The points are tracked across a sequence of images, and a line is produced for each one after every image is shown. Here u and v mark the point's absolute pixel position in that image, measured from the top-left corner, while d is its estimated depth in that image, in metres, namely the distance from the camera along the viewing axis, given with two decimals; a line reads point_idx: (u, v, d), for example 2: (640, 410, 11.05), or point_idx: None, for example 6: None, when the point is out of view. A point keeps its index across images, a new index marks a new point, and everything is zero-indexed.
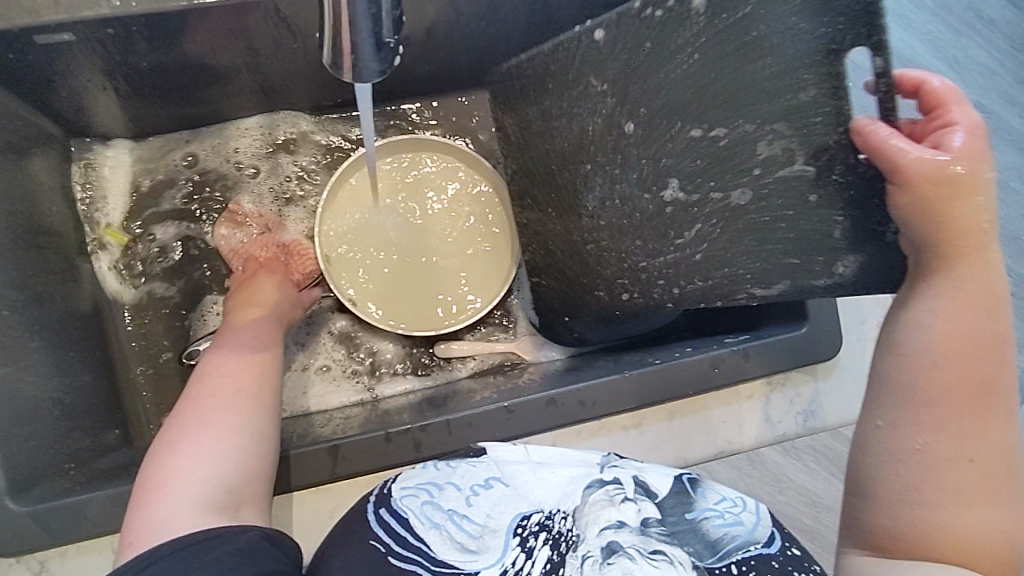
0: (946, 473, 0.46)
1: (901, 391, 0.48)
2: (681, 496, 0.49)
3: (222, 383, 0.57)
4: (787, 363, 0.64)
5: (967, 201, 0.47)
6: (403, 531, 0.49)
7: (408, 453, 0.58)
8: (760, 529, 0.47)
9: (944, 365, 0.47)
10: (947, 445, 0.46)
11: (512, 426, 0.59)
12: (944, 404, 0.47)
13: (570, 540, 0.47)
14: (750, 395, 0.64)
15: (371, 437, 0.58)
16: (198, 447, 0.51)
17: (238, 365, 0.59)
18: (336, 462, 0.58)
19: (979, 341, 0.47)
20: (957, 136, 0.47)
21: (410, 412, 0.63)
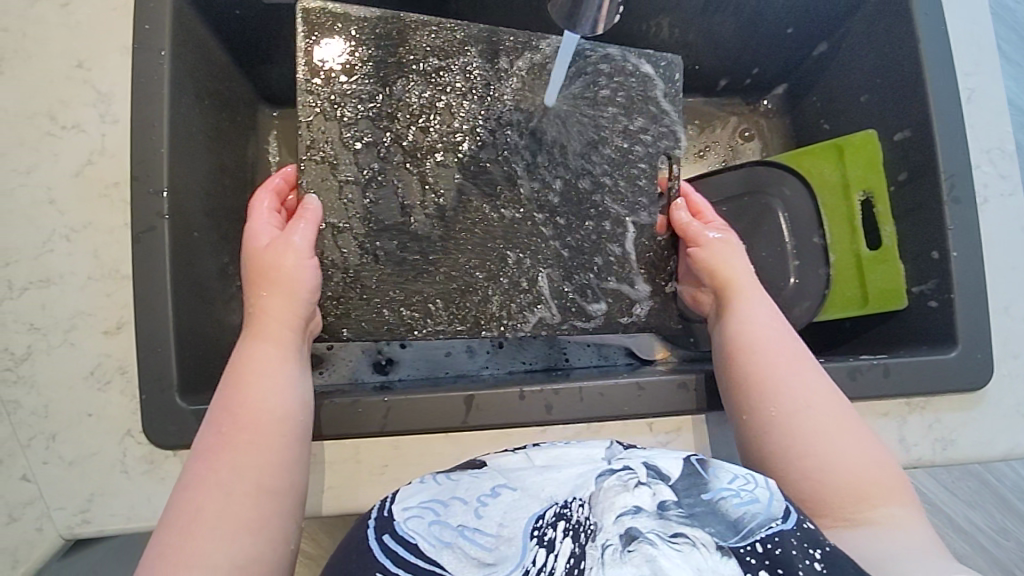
0: (801, 424, 0.55)
1: (746, 386, 0.58)
2: (693, 478, 0.47)
3: (226, 463, 0.52)
4: (930, 387, 0.61)
5: (729, 253, 0.67)
6: (413, 556, 0.45)
7: (538, 413, 0.60)
8: (776, 503, 0.46)
9: (760, 349, 0.59)
10: (789, 404, 0.56)
11: (642, 402, 0.60)
12: (775, 376, 0.58)
13: (589, 530, 0.44)
14: (888, 414, 0.62)
15: (506, 393, 0.60)
16: (201, 553, 0.48)
17: (248, 432, 0.53)
18: (469, 410, 0.59)
19: (772, 330, 0.61)
20: (714, 232, 0.68)
21: (539, 379, 0.64)
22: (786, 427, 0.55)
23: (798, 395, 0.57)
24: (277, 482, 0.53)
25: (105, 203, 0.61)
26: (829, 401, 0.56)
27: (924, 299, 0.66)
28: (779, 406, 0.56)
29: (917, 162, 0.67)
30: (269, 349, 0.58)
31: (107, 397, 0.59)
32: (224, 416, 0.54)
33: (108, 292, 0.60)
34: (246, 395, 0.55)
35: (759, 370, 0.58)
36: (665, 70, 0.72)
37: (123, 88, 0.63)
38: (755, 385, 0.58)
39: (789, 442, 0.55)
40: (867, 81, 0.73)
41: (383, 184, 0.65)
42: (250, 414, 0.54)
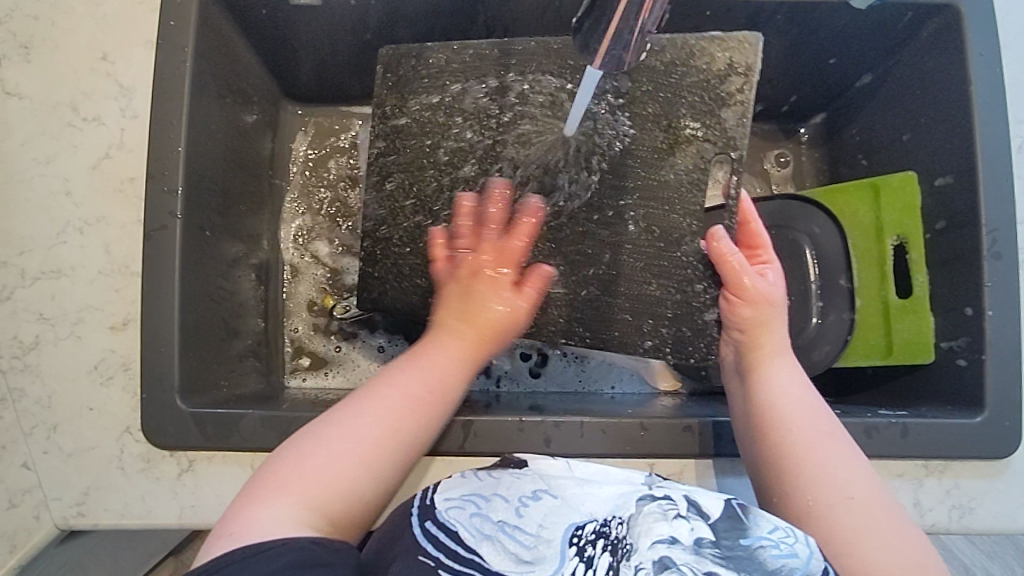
0: (833, 507, 0.51)
1: (775, 473, 0.54)
2: (733, 521, 0.43)
3: (437, 380, 0.57)
4: (951, 452, 0.58)
5: (763, 306, 0.62)
6: (454, 544, 0.47)
7: (536, 445, 0.58)
8: (816, 562, 0.41)
9: (788, 429, 0.56)
10: (827, 494, 0.52)
11: (642, 443, 0.58)
12: (806, 460, 0.54)
13: (625, 548, 0.43)
14: (903, 475, 0.59)
15: (505, 422, 0.58)
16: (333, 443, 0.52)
17: (468, 351, 0.59)
18: (467, 437, 0.58)
19: (800, 408, 0.57)
20: (762, 271, 0.64)
21: (540, 409, 0.63)
22: (823, 507, 0.51)
23: (836, 477, 0.53)
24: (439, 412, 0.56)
25: (120, 198, 0.61)
26: (865, 486, 0.52)
27: (953, 356, 0.63)
28: (811, 482, 0.53)
29: (958, 210, 0.64)
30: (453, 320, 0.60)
31: (109, 392, 0.59)
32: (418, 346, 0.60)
33: (117, 287, 0.60)
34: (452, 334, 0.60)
35: (794, 443, 0.55)
36: (739, 53, 0.62)
37: (145, 83, 0.63)
38: (789, 460, 0.54)
39: (825, 523, 0.50)
40: (911, 119, 0.70)
41: (411, 216, 0.68)
42: (456, 341, 0.59)
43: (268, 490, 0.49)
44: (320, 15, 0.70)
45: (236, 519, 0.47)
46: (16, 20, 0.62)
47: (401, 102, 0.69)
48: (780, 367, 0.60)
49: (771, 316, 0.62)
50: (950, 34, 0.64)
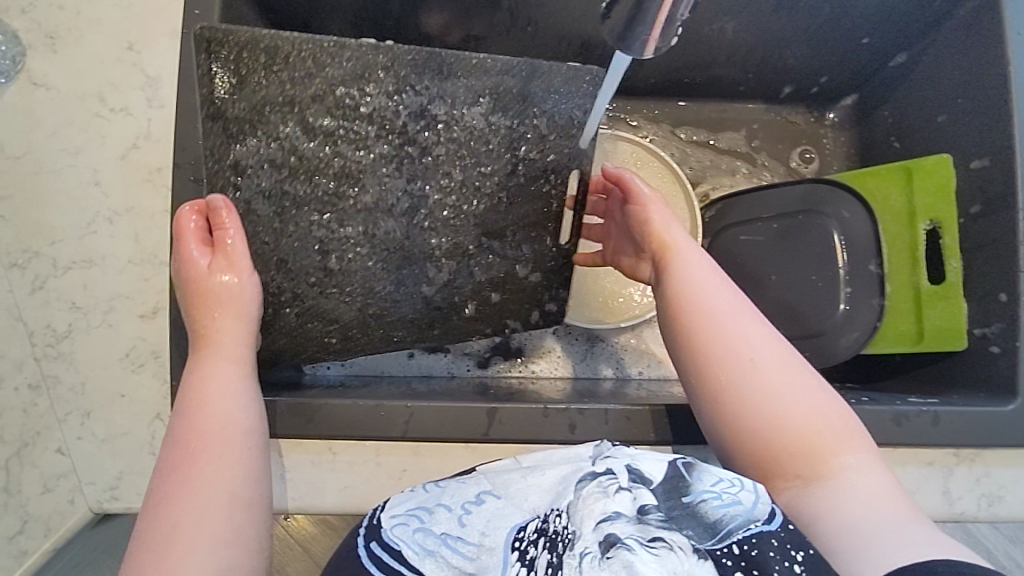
0: (753, 379, 0.53)
1: (708, 382, 0.54)
2: (675, 482, 0.41)
3: (196, 475, 0.51)
4: (983, 440, 0.57)
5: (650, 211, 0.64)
6: (397, 563, 0.42)
7: (561, 433, 0.58)
8: (760, 506, 0.41)
9: (714, 332, 0.55)
10: (755, 381, 0.53)
11: (667, 429, 0.58)
12: (729, 353, 0.54)
13: (568, 539, 0.39)
14: (934, 463, 0.58)
15: (529, 408, 0.59)
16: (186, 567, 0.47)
17: (210, 441, 0.53)
18: (492, 424, 0.58)
19: (724, 304, 0.57)
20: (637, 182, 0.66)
21: (563, 395, 0.63)
22: (744, 372, 0.53)
23: (746, 350, 0.54)
24: (247, 487, 0.52)
25: (147, 188, 0.62)
26: (780, 356, 0.54)
27: (986, 343, 0.62)
28: (724, 357, 0.54)
29: (995, 195, 0.63)
30: (223, 362, 0.57)
31: (140, 380, 0.60)
32: (180, 436, 0.53)
33: (146, 276, 0.61)
34: (201, 414, 0.54)
35: (700, 319, 0.56)
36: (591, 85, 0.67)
37: (171, 72, 0.63)
38: (701, 346, 0.55)
39: (743, 397, 0.52)
40: (946, 100, 0.68)
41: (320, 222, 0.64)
42: (205, 428, 0.53)
43: None
44: None
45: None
46: (42, 10, 0.63)
47: (298, 79, 0.61)
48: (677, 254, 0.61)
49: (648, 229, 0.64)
50: (991, 11, 0.62)
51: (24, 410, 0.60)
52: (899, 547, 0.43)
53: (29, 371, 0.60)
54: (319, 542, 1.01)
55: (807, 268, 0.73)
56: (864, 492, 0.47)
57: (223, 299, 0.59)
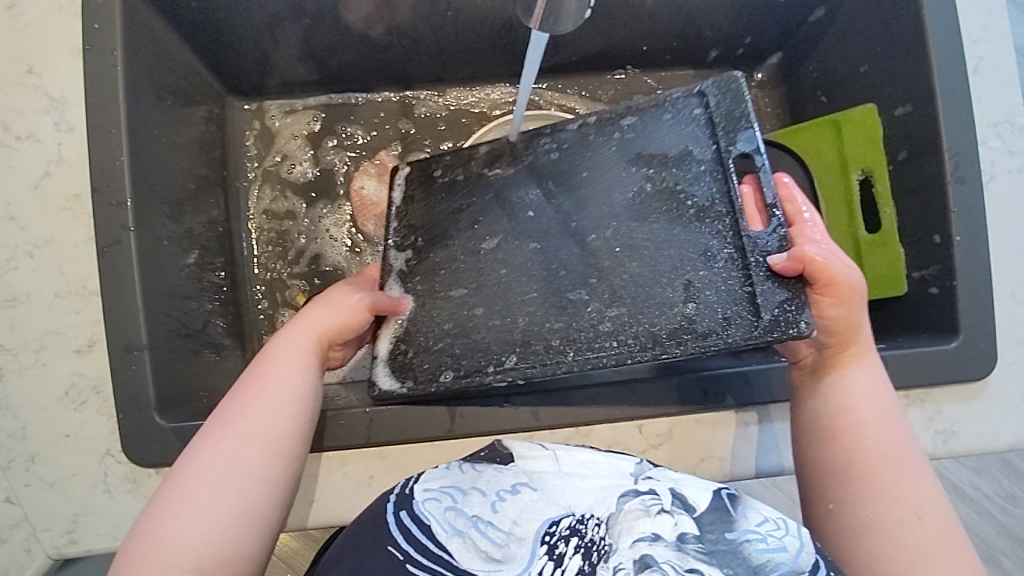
0: (896, 515, 0.52)
1: (839, 468, 0.54)
2: (720, 515, 0.44)
3: (246, 422, 0.53)
4: (929, 379, 0.59)
5: (853, 306, 0.56)
6: (426, 539, 0.46)
7: (523, 421, 0.58)
8: (804, 556, 0.42)
9: (867, 434, 0.55)
10: (899, 507, 0.52)
11: (628, 405, 0.59)
12: (885, 471, 0.53)
13: (603, 550, 0.43)
14: None
15: (489, 401, 0.58)
16: (214, 505, 0.49)
17: (263, 402, 0.54)
18: (455, 420, 0.58)
19: (893, 424, 0.56)
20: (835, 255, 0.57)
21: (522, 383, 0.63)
22: (887, 517, 0.52)
23: (907, 494, 0.52)
24: (286, 452, 0.53)
25: (67, 217, 0.59)
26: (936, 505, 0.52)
27: (926, 285, 0.64)
28: (877, 490, 0.53)
29: (919, 139, 0.64)
30: (303, 346, 0.59)
31: (84, 418, 0.57)
32: (241, 387, 0.56)
33: (77, 309, 0.58)
34: (267, 376, 0.56)
35: (859, 440, 0.55)
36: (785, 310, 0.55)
37: (77, 93, 0.60)
38: (851, 464, 0.54)
39: (887, 533, 0.51)
40: (867, 51, 0.69)
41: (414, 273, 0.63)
42: (264, 393, 0.55)
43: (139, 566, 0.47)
44: None
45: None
46: None
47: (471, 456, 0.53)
48: (858, 378, 0.57)
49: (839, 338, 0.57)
50: None
51: None
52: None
53: None
54: (302, 557, 0.99)
55: None
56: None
57: (324, 322, 0.60)
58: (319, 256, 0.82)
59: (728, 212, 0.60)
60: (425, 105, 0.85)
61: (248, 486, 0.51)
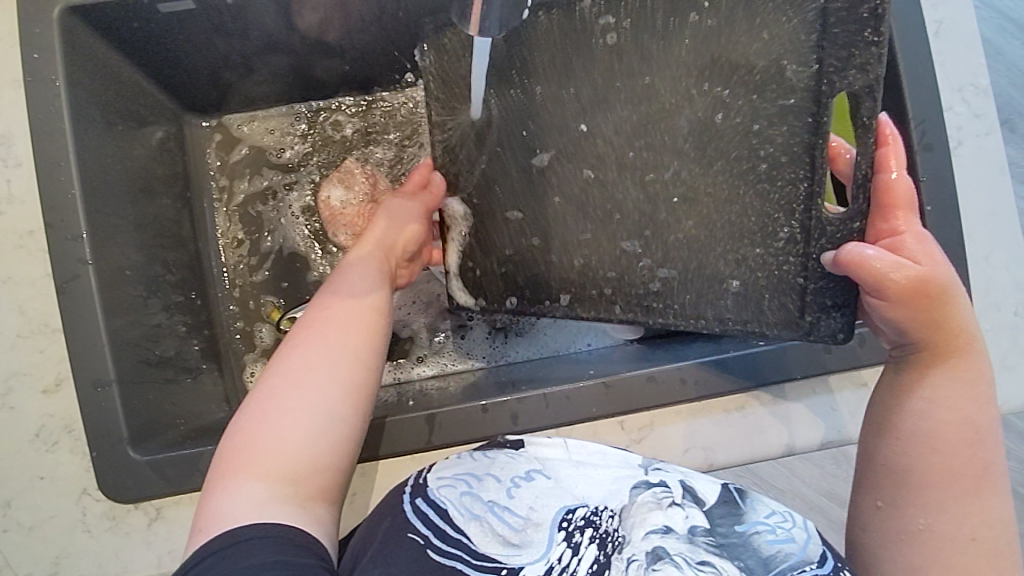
0: (967, 532, 0.48)
1: (911, 463, 0.50)
2: (729, 506, 0.45)
3: (330, 327, 0.54)
4: None
5: (944, 301, 0.50)
6: (444, 523, 0.46)
7: (504, 424, 0.58)
8: (812, 547, 0.44)
9: (956, 435, 0.50)
10: (966, 521, 0.48)
11: (609, 402, 0.58)
12: (964, 479, 0.49)
13: (616, 541, 0.44)
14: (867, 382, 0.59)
15: (467, 407, 0.58)
16: (310, 402, 0.49)
17: (349, 307, 0.56)
18: (433, 430, 0.57)
19: (988, 440, 0.50)
20: (909, 246, 0.51)
21: (500, 386, 0.62)
22: (958, 532, 0.48)
23: (989, 516, 0.48)
24: (375, 353, 0.54)
25: (23, 254, 0.58)
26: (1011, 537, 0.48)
27: None
28: (962, 505, 0.49)
29: (884, 109, 0.63)
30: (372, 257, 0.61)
31: (57, 457, 0.56)
32: (328, 296, 0.57)
33: (41, 348, 0.57)
34: (347, 284, 0.58)
35: (964, 447, 0.50)
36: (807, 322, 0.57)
37: (22, 127, 0.58)
38: (949, 466, 0.49)
39: (946, 546, 0.48)
40: None
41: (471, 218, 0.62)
42: (348, 299, 0.56)
43: (236, 453, 0.47)
44: (196, 18, 0.64)
45: (215, 492, 0.45)
46: None
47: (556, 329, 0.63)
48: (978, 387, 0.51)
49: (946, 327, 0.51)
50: None
51: None
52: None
53: None
54: None
55: None
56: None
57: (396, 217, 0.64)
58: (291, 273, 0.80)
59: (805, 175, 0.55)
60: (388, 110, 0.83)
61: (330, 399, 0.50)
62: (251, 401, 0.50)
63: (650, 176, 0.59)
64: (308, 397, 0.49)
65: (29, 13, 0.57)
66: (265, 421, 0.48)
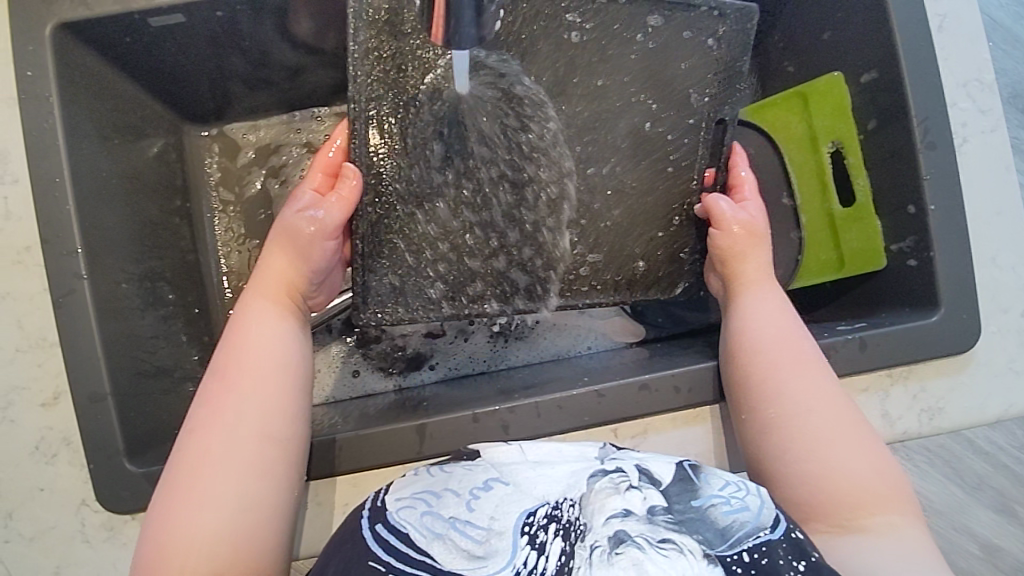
0: (814, 431, 0.53)
1: (754, 380, 0.55)
2: (684, 483, 0.46)
3: (227, 406, 0.53)
4: (911, 356, 0.57)
5: (738, 261, 0.63)
6: (406, 546, 0.44)
7: (495, 435, 0.57)
8: (767, 511, 0.45)
9: (773, 346, 0.57)
10: (811, 408, 0.54)
11: (602, 412, 0.57)
12: (790, 374, 0.55)
13: (579, 530, 0.43)
14: (869, 389, 0.58)
15: (458, 417, 0.57)
16: (214, 486, 0.50)
17: (246, 378, 0.55)
18: (423, 440, 0.57)
19: (801, 333, 0.58)
20: (734, 225, 0.63)
21: (494, 395, 0.62)
22: (809, 434, 0.53)
23: (826, 410, 0.53)
24: (273, 418, 0.53)
25: (20, 270, 0.59)
26: (847, 409, 0.54)
27: (903, 258, 0.61)
28: (795, 414, 0.53)
29: (885, 106, 0.61)
30: (268, 309, 0.58)
31: (56, 469, 0.57)
32: (220, 365, 0.56)
33: (40, 362, 0.58)
34: (243, 347, 0.56)
35: (772, 364, 0.56)
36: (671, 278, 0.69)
37: (18, 144, 0.59)
38: (768, 388, 0.55)
39: (808, 455, 0.52)
40: (829, 18, 0.66)
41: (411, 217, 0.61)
42: (243, 364, 0.55)
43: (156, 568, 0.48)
44: (187, 32, 0.64)
45: None
46: None
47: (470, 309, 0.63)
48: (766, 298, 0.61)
49: (748, 269, 0.63)
50: None
51: None
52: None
53: None
54: None
55: None
56: (890, 556, 0.47)
57: (292, 244, 0.59)
58: None
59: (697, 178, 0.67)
60: None
61: (234, 474, 0.51)
62: (158, 504, 0.50)
63: (591, 169, 0.65)
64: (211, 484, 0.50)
65: (21, 32, 0.58)
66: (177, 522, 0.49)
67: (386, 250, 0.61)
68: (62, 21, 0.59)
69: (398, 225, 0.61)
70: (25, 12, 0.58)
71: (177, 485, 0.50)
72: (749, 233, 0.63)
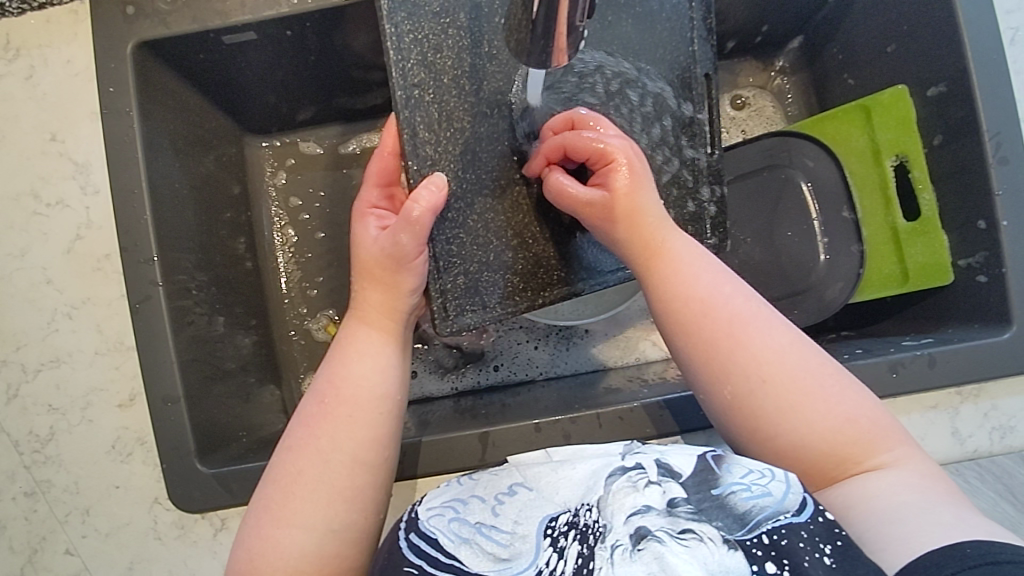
0: (785, 393, 0.50)
1: (708, 359, 0.52)
2: (704, 474, 0.46)
3: (328, 431, 0.52)
4: (983, 373, 0.56)
5: (639, 205, 0.54)
6: (434, 550, 0.46)
7: (556, 444, 0.58)
8: (792, 497, 0.44)
9: (710, 310, 0.52)
10: (775, 372, 0.51)
11: (662, 423, 0.58)
12: (741, 342, 0.51)
13: (598, 531, 0.44)
14: (937, 406, 0.57)
15: (521, 427, 0.59)
16: (310, 502, 0.50)
17: (348, 405, 0.53)
18: (486, 448, 0.58)
19: (710, 285, 0.54)
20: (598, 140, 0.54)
21: (554, 405, 0.63)
22: (765, 380, 0.50)
23: (764, 360, 0.51)
24: (370, 432, 0.53)
25: (100, 276, 0.61)
26: (785, 349, 0.52)
27: (973, 273, 0.60)
28: (757, 381, 0.50)
29: (954, 120, 0.60)
30: (369, 334, 0.56)
31: (130, 468, 0.60)
32: (324, 389, 0.55)
33: (116, 365, 0.61)
34: (346, 371, 0.55)
35: (711, 327, 0.52)
36: None
37: (100, 157, 0.62)
38: (714, 355, 0.52)
39: (781, 419, 0.50)
40: (894, 29, 0.65)
41: (504, 219, 0.56)
42: (346, 391, 0.54)
43: None
44: (257, 47, 0.67)
45: None
46: None
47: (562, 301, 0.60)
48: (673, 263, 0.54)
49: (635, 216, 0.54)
50: None
51: (24, 518, 0.59)
52: (927, 528, 0.43)
53: (21, 480, 0.59)
54: None
55: (782, 225, 0.71)
56: (896, 489, 0.47)
57: (380, 268, 0.54)
58: (345, 287, 0.82)
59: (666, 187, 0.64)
60: None
61: (327, 487, 0.51)
62: (254, 512, 0.51)
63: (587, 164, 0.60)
64: (308, 496, 0.50)
65: (105, 49, 0.61)
66: (272, 532, 0.49)
67: (457, 249, 0.55)
68: (142, 40, 0.61)
69: (466, 221, 0.55)
70: (108, 30, 0.61)
71: (275, 495, 0.51)
72: (637, 172, 0.54)
